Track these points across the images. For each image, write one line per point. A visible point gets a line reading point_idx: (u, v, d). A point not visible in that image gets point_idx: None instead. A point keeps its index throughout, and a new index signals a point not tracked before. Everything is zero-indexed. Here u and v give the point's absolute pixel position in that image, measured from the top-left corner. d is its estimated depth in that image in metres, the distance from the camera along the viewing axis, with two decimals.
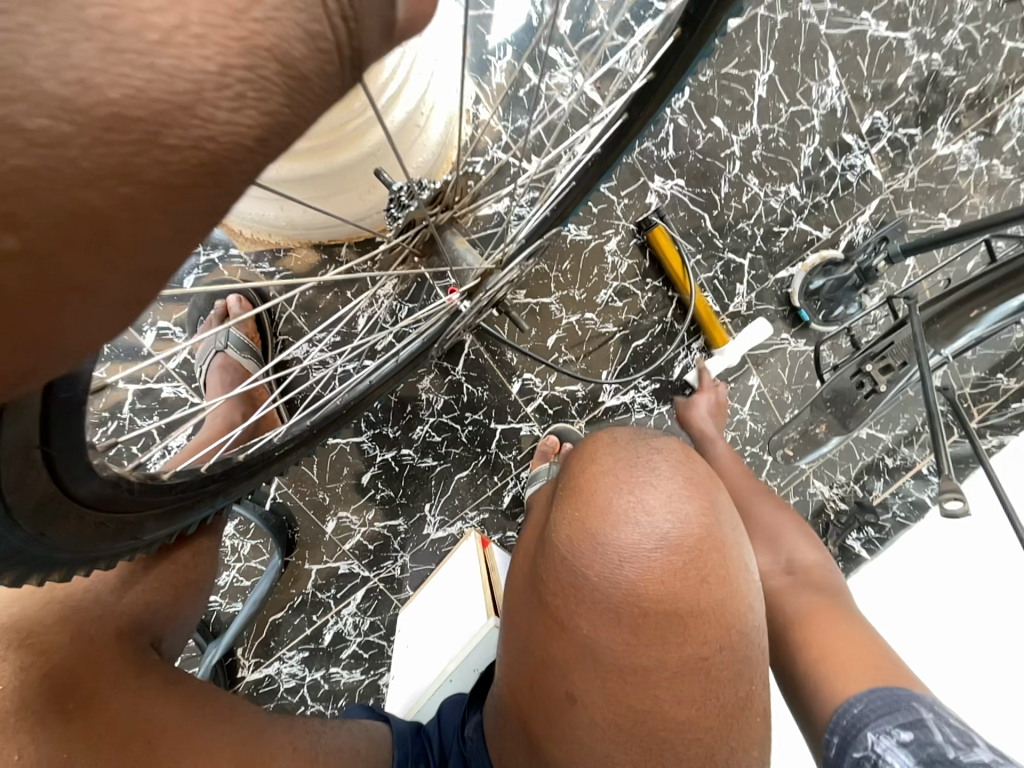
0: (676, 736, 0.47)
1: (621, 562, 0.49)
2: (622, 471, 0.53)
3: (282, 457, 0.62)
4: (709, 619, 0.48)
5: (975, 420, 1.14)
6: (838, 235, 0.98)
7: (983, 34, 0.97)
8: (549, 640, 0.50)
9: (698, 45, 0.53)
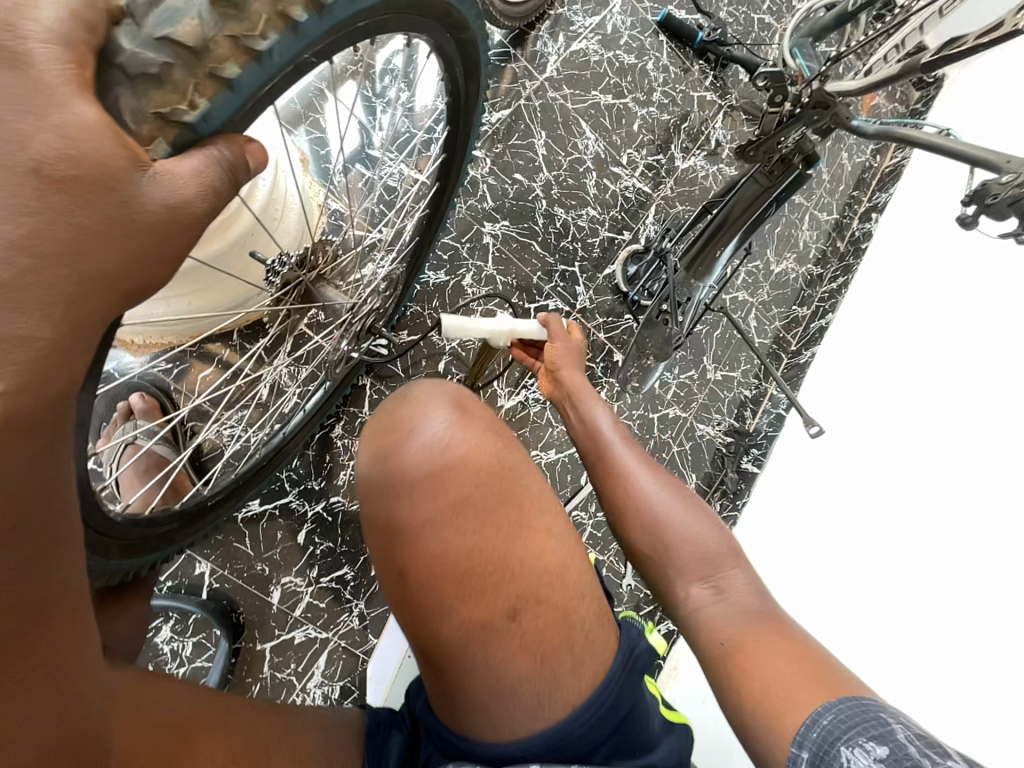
0: (506, 588, 0.56)
1: (417, 467, 0.58)
2: (404, 407, 0.63)
3: (215, 506, 0.75)
4: (496, 485, 0.59)
5: (794, 343, 1.44)
6: (636, 235, 1.28)
7: (677, 91, 1.41)
8: (387, 547, 0.58)
9: (466, 131, 0.78)
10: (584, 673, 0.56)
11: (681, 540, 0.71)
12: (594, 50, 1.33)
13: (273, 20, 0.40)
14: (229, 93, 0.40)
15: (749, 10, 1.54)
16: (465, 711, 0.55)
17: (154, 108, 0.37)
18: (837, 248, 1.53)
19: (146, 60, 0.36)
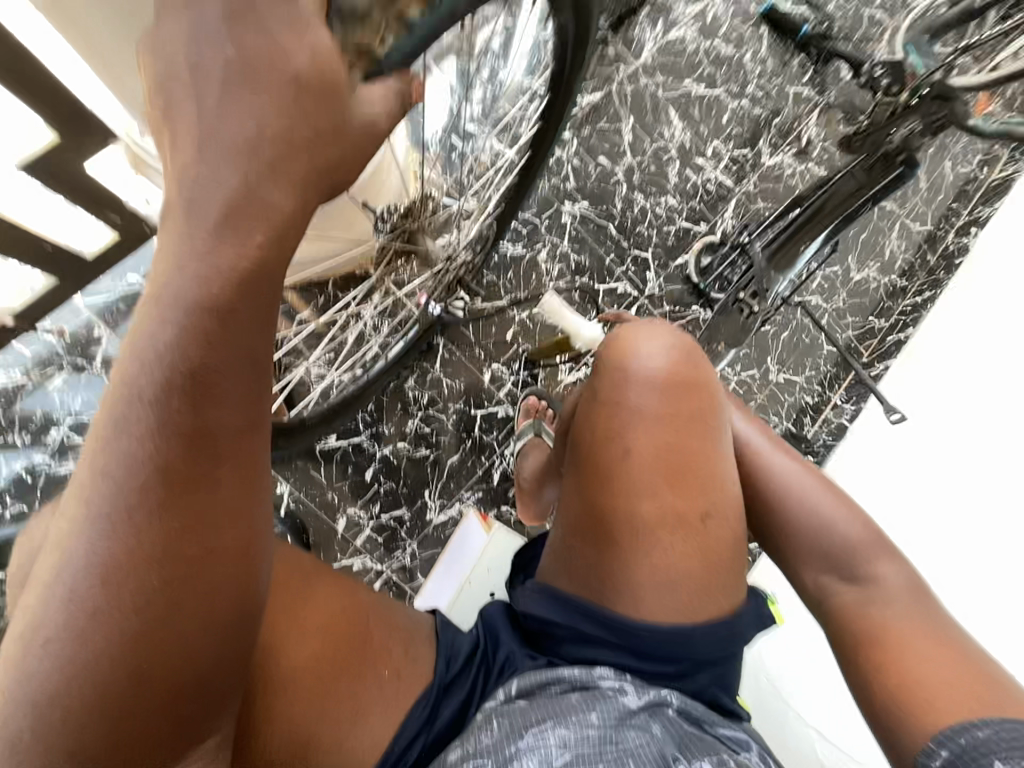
0: (698, 500, 0.62)
1: (650, 369, 0.67)
2: (637, 326, 0.71)
3: (307, 428, 0.93)
4: (700, 424, 0.65)
5: (865, 355, 1.39)
6: (713, 227, 1.28)
7: (772, 85, 1.38)
8: (602, 425, 0.65)
9: (565, 96, 0.79)
10: (727, 595, 0.61)
11: (825, 532, 0.69)
12: (691, 39, 1.32)
13: None
14: (404, 38, 0.38)
15: (859, 4, 1.47)
16: (621, 588, 0.59)
17: (342, 49, 0.35)
18: (927, 261, 1.46)
19: (346, 1, 0.34)
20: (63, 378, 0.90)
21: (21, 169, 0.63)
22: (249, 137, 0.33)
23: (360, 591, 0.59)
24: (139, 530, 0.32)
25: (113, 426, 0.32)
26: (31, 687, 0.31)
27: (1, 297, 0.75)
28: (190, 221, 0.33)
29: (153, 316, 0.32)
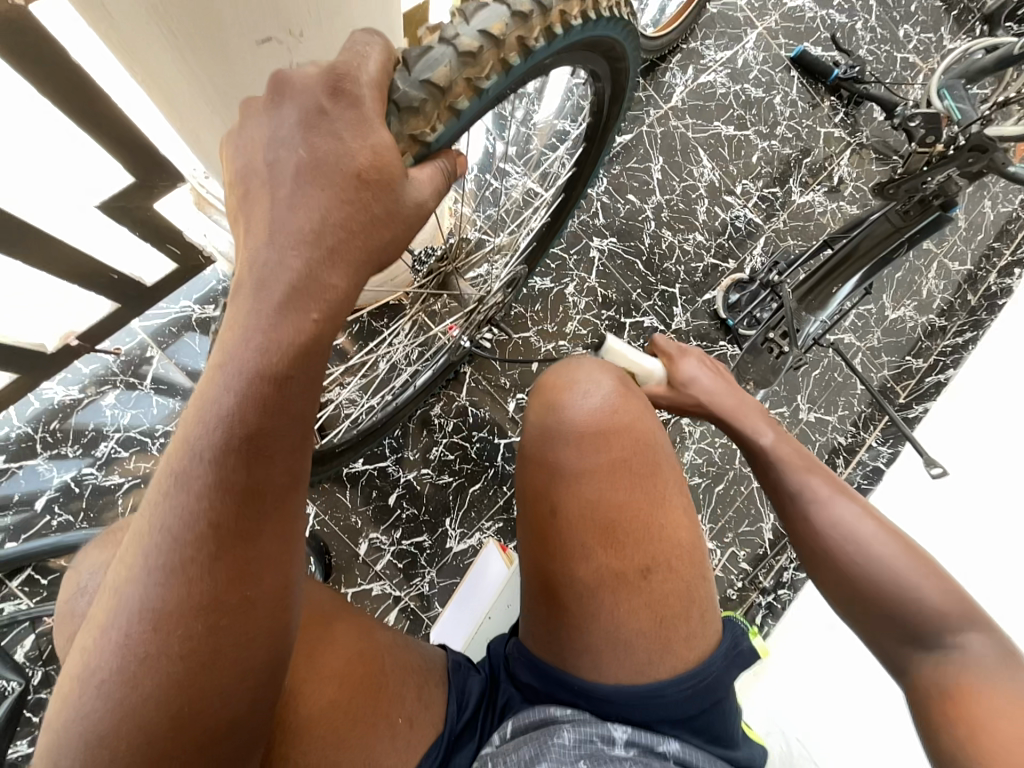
0: (646, 554, 0.58)
1: (582, 418, 0.62)
2: (567, 367, 0.67)
3: (338, 454, 0.92)
4: (643, 473, 0.61)
5: (902, 397, 1.34)
6: (742, 264, 1.29)
7: (802, 126, 1.39)
8: (539, 483, 0.61)
9: (599, 149, 0.80)
10: (693, 653, 0.57)
11: (902, 590, 0.60)
12: (721, 83, 1.36)
13: (495, 64, 0.44)
14: (454, 120, 0.44)
15: (891, 49, 1.49)
16: (583, 653, 0.56)
17: (398, 136, 0.41)
18: (968, 301, 1.42)
19: (402, 96, 0.40)
20: (115, 394, 0.95)
21: (95, 209, 0.70)
22: (315, 226, 0.37)
23: (379, 630, 0.57)
24: (186, 581, 0.35)
25: (171, 486, 0.36)
26: (86, 716, 0.34)
27: (70, 318, 0.83)
28: (255, 297, 0.36)
29: (217, 383, 0.36)
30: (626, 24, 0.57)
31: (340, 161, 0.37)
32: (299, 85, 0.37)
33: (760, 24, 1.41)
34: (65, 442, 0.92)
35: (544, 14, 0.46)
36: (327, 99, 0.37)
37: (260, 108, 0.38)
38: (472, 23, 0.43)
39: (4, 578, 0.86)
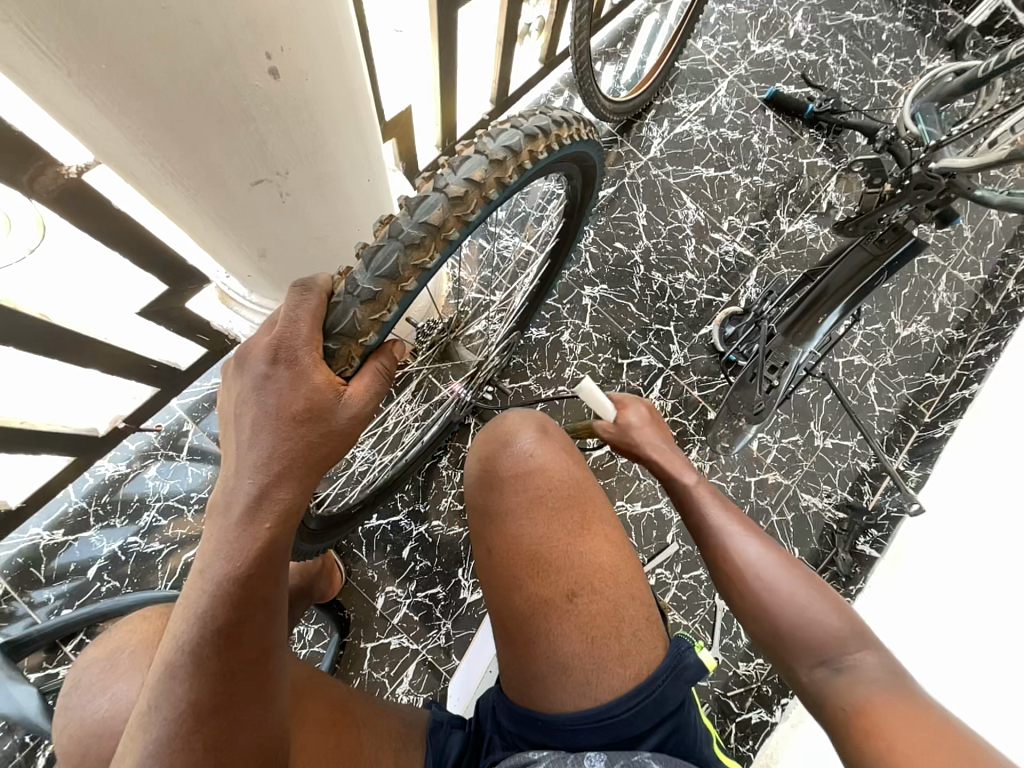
0: (575, 573, 0.60)
1: (507, 464, 0.66)
2: (495, 420, 0.71)
3: (356, 515, 0.96)
4: (567, 497, 0.64)
5: (926, 416, 1.29)
6: (736, 297, 1.31)
7: (784, 160, 1.44)
8: (478, 529, 0.65)
9: (578, 222, 0.83)
10: (632, 669, 0.56)
11: (797, 612, 0.59)
12: (698, 131, 1.44)
13: (437, 244, 0.44)
14: (408, 299, 0.44)
15: (867, 77, 1.53)
16: (527, 685, 0.57)
17: (359, 323, 0.42)
18: (986, 312, 1.37)
19: (362, 291, 0.42)
20: (156, 466, 1.06)
21: (138, 316, 0.80)
22: (263, 458, 0.40)
23: (393, 727, 0.58)
24: (174, 761, 0.36)
25: (161, 677, 0.37)
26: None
27: (114, 406, 0.93)
28: (223, 520, 0.40)
29: (200, 583, 0.38)
30: (571, 144, 0.55)
31: (279, 408, 0.40)
32: (251, 358, 0.42)
33: (730, 73, 1.50)
34: (114, 513, 1.03)
35: (479, 186, 0.45)
36: (270, 365, 0.41)
37: (230, 374, 0.43)
38: (415, 212, 0.43)
39: (60, 642, 0.95)
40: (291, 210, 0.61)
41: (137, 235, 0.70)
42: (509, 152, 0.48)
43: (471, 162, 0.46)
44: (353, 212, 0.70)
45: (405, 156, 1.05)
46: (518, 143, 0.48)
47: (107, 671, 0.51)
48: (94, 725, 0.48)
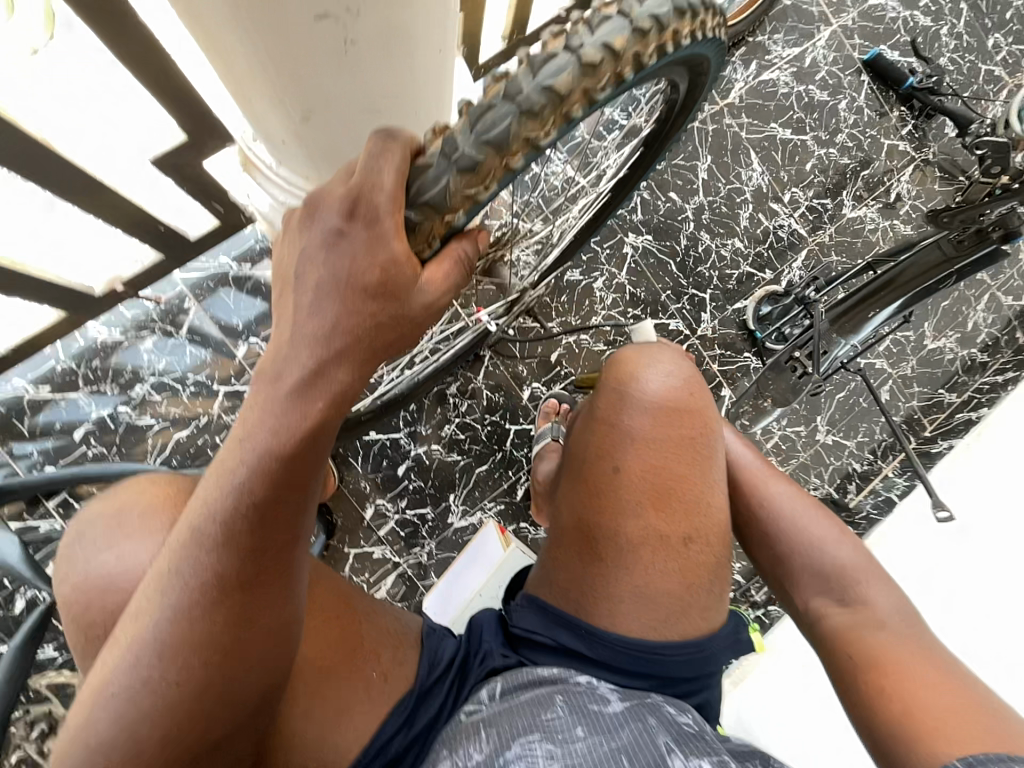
0: (692, 519, 0.59)
1: (655, 392, 0.62)
2: (642, 345, 0.66)
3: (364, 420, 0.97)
4: (701, 443, 0.62)
5: (928, 430, 1.27)
6: (779, 276, 1.25)
7: (865, 135, 1.32)
8: (600, 444, 0.61)
9: (663, 145, 0.74)
10: (705, 622, 0.58)
11: (809, 541, 0.67)
12: (784, 82, 1.30)
13: (557, 121, 0.35)
14: (509, 179, 0.36)
15: (976, 59, 1.38)
16: (601, 600, 0.57)
17: (450, 195, 0.35)
18: (1015, 339, 1.33)
19: (461, 157, 0.34)
20: (152, 340, 1.00)
21: (150, 163, 0.72)
22: (325, 332, 0.35)
23: (388, 616, 0.59)
24: (193, 625, 0.36)
25: (186, 543, 0.36)
26: (98, 733, 0.36)
27: (112, 265, 0.85)
28: (269, 394, 0.36)
29: (235, 458, 0.35)
30: (712, 36, 0.44)
31: (348, 280, 0.35)
32: (323, 207, 0.36)
33: (835, 21, 1.33)
34: (104, 379, 0.98)
35: (618, 58, 0.36)
36: (344, 220, 0.35)
37: (296, 224, 0.37)
38: (539, 71, 0.34)
39: (42, 497, 0.94)
40: (350, 67, 0.53)
41: (160, 63, 0.61)
42: (656, 22, 0.37)
43: (613, 23, 0.36)
44: (419, 88, 0.61)
45: (469, 40, 0.93)
46: (666, 14, 0.38)
47: (108, 531, 0.47)
48: (103, 581, 0.45)
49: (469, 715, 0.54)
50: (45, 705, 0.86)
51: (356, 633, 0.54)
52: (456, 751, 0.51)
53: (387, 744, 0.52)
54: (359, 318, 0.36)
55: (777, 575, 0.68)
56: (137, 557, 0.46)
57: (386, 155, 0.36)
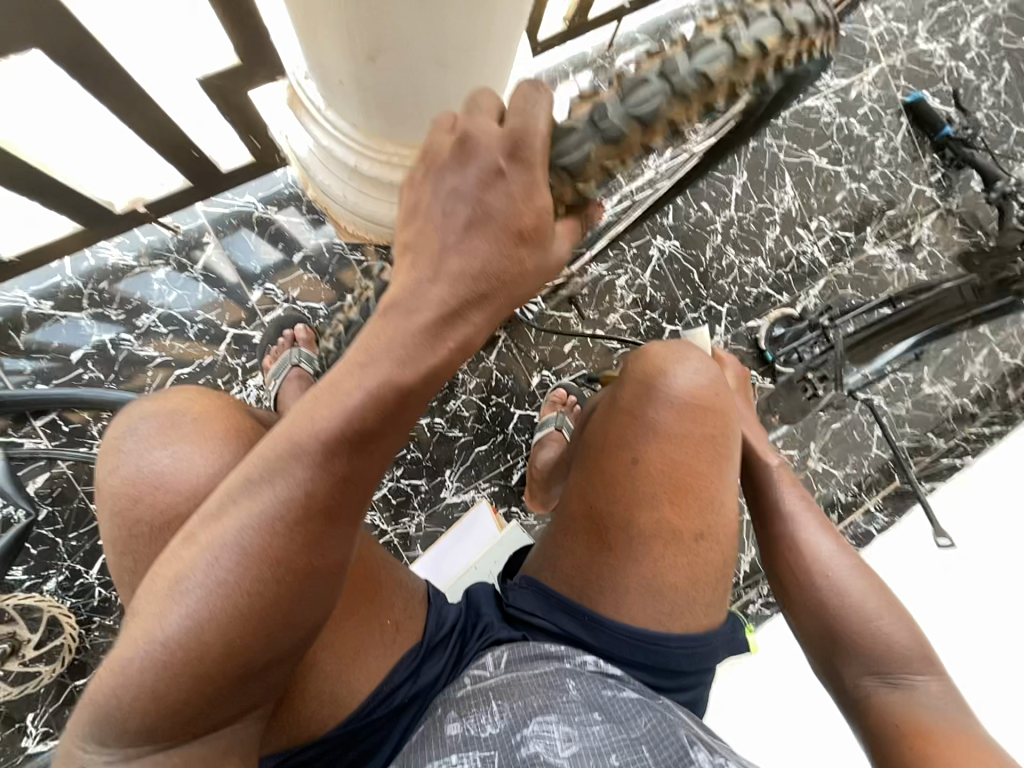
0: (704, 518, 0.60)
1: (682, 389, 0.62)
2: (671, 343, 0.66)
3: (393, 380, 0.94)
4: (721, 443, 0.62)
5: (912, 471, 1.29)
6: (795, 301, 1.26)
7: (896, 176, 1.34)
8: (621, 434, 0.61)
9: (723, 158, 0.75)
10: (706, 619, 0.59)
11: (856, 607, 0.61)
12: (828, 111, 1.31)
13: (698, 108, 0.37)
14: (643, 155, 0.39)
15: (1010, 119, 1.41)
16: (606, 587, 0.57)
17: (589, 163, 0.37)
18: (1004, 396, 1.36)
19: (608, 127, 0.37)
20: (165, 271, 0.97)
21: (197, 83, 0.72)
22: (475, 274, 0.34)
23: (402, 572, 0.58)
24: (275, 539, 0.34)
25: (282, 453, 0.34)
26: (164, 631, 0.33)
27: (137, 182, 0.82)
28: (400, 323, 0.34)
29: (356, 383, 0.34)
30: (830, 59, 0.44)
31: (502, 223, 0.34)
32: (481, 144, 0.34)
33: (885, 59, 1.35)
34: (110, 304, 0.95)
35: (765, 58, 0.36)
36: (506, 160, 0.34)
37: (445, 157, 0.35)
38: (696, 55, 0.36)
39: (29, 414, 0.90)
40: (434, 11, 0.51)
41: None
42: (801, 28, 0.36)
43: (766, 21, 0.36)
44: (495, 51, 0.59)
45: (536, 11, 0.92)
46: (820, 15, 0.37)
47: (161, 430, 0.46)
48: (153, 477, 0.44)
49: (474, 683, 0.54)
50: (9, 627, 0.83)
51: (376, 585, 0.53)
52: (467, 717, 0.51)
53: (392, 694, 0.52)
54: (502, 271, 0.35)
55: (821, 642, 0.62)
56: (192, 460, 0.44)
57: (546, 102, 0.35)
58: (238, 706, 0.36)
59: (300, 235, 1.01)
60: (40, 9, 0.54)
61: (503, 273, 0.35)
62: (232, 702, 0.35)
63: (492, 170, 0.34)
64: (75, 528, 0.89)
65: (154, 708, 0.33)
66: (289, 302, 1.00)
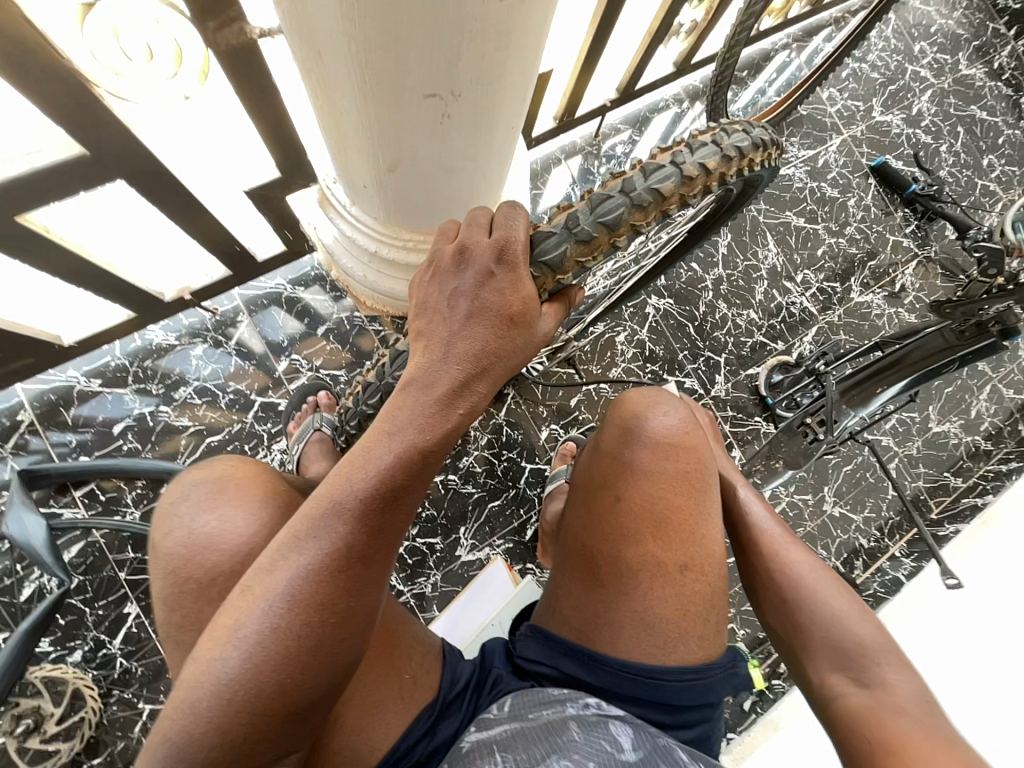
0: (690, 550, 0.61)
1: (659, 429, 0.66)
2: (650, 387, 0.71)
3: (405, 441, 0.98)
4: (698, 480, 0.65)
5: (933, 512, 1.27)
6: (791, 348, 1.32)
7: (872, 230, 1.44)
8: (606, 475, 0.65)
9: (701, 235, 0.84)
10: (703, 651, 0.59)
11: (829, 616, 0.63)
12: (800, 178, 1.44)
13: (655, 213, 0.46)
14: (610, 252, 0.46)
15: (973, 175, 1.53)
16: (601, 622, 0.59)
17: (566, 259, 0.44)
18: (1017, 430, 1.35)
19: (581, 230, 0.44)
20: (203, 347, 1.07)
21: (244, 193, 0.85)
22: (476, 352, 0.41)
23: (416, 626, 0.60)
24: (320, 586, 0.37)
25: (324, 511, 0.38)
26: (224, 673, 0.36)
27: (185, 273, 0.93)
28: (418, 397, 0.40)
29: (383, 444, 0.39)
30: (774, 168, 0.55)
31: (493, 310, 0.41)
32: (475, 253, 0.42)
33: (846, 131, 1.50)
34: (151, 379, 1.04)
35: (709, 174, 0.47)
36: (495, 265, 0.42)
37: (445, 264, 0.43)
38: (650, 176, 0.45)
39: (71, 485, 0.97)
40: (443, 135, 0.62)
41: (272, 102, 0.73)
42: (738, 153, 0.48)
43: (708, 149, 0.47)
44: (496, 156, 0.71)
45: (529, 117, 1.08)
46: (745, 148, 0.49)
47: (211, 493, 0.50)
48: (203, 539, 0.48)
49: (480, 731, 0.54)
50: (34, 702, 0.83)
51: (394, 641, 0.55)
52: None
53: (411, 750, 0.53)
54: (497, 355, 0.42)
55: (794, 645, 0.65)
56: (234, 522, 0.48)
57: (524, 217, 0.43)
58: (284, 745, 0.38)
59: (322, 310, 1.11)
60: (123, 149, 0.66)
61: (507, 351, 0.42)
62: (280, 742, 0.38)
63: (489, 270, 0.42)
64: (103, 596, 0.92)
65: (217, 744, 0.36)
66: (311, 370, 1.09)
